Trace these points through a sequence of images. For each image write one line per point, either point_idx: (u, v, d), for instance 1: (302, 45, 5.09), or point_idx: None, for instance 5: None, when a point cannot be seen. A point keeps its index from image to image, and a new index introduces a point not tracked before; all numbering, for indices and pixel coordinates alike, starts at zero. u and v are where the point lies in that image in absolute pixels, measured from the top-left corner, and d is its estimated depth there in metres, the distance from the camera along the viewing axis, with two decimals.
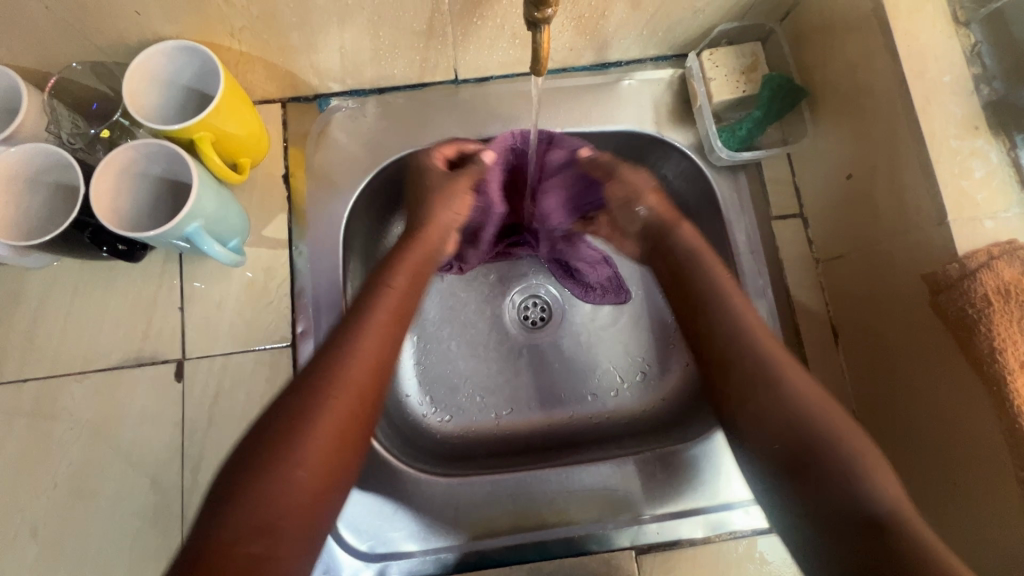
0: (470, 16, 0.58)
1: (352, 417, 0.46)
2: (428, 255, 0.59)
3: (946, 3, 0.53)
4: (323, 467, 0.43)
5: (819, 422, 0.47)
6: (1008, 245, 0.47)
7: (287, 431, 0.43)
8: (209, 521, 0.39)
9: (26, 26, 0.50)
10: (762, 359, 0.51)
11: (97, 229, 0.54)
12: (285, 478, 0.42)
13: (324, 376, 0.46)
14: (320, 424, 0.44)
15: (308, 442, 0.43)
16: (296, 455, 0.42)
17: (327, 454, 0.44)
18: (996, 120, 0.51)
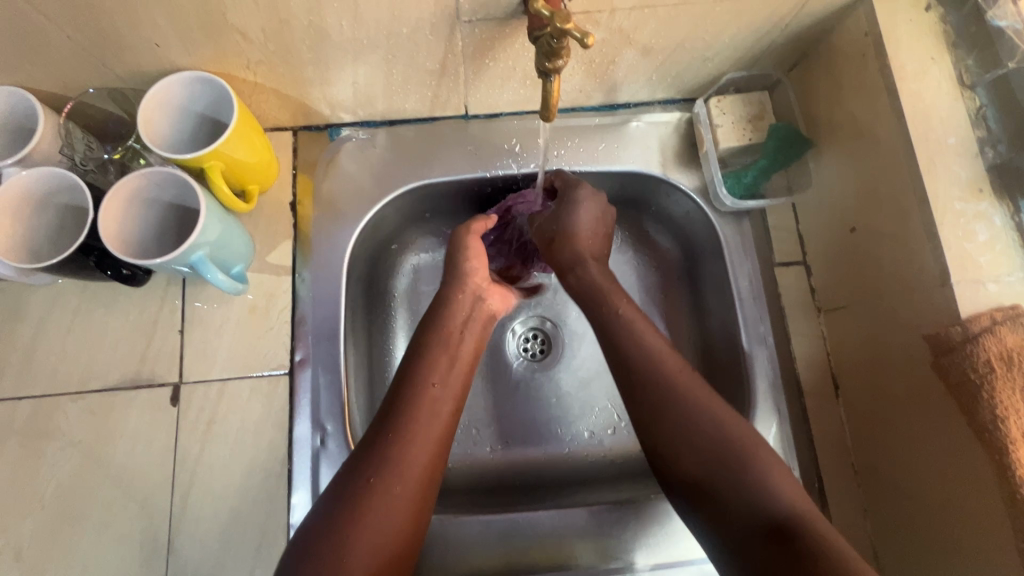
0: (482, 57, 0.59)
1: (399, 512, 0.47)
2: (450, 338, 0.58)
3: (951, 65, 0.54)
4: (375, 563, 0.45)
5: (714, 434, 0.49)
6: (1011, 310, 0.47)
7: (336, 550, 0.44)
8: None
9: (48, 53, 0.51)
10: (660, 370, 0.53)
11: (102, 253, 0.54)
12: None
13: (364, 472, 0.48)
14: (365, 546, 0.45)
15: (355, 541, 0.45)
16: (347, 555, 0.44)
17: (377, 550, 0.45)
18: (1000, 183, 0.52)
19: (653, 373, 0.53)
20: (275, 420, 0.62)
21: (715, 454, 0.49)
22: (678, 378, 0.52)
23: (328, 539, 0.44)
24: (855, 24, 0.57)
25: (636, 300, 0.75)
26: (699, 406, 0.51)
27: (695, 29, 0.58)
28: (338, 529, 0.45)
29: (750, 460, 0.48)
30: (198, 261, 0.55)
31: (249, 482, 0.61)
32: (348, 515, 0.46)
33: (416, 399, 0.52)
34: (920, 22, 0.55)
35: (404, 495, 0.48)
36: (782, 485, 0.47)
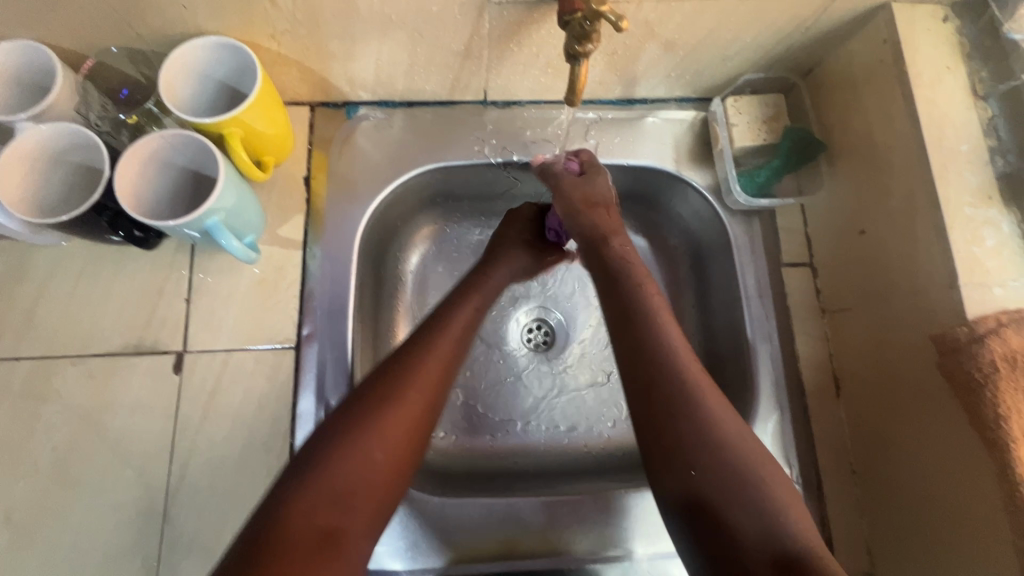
0: (507, 42, 0.60)
1: (427, 405, 0.49)
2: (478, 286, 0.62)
3: (965, 76, 0.56)
4: (392, 447, 0.46)
5: (741, 452, 0.45)
6: (1017, 314, 0.48)
7: (362, 427, 0.45)
8: (288, 488, 0.42)
9: (72, 9, 0.51)
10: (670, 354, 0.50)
11: (114, 214, 0.54)
12: (369, 453, 0.44)
13: (390, 373, 0.49)
14: (387, 428, 0.46)
15: (380, 423, 0.46)
16: (370, 435, 0.45)
17: (399, 437, 0.46)
18: (1010, 193, 0.53)
19: (683, 416, 0.47)
20: (279, 393, 0.62)
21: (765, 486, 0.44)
22: (758, 460, 0.45)
23: (353, 418, 0.46)
24: (873, 33, 0.59)
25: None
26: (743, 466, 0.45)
27: (720, 26, 0.58)
28: (335, 466, 0.43)
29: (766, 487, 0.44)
30: (213, 226, 0.55)
31: (249, 453, 0.60)
32: (364, 427, 0.45)
33: (430, 352, 0.52)
34: (936, 32, 0.56)
35: (402, 447, 0.46)
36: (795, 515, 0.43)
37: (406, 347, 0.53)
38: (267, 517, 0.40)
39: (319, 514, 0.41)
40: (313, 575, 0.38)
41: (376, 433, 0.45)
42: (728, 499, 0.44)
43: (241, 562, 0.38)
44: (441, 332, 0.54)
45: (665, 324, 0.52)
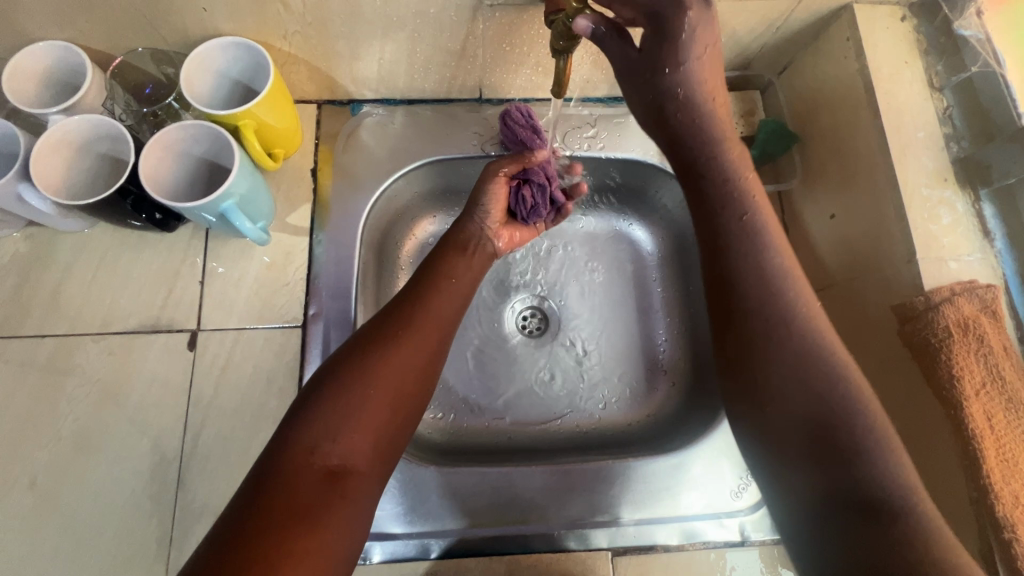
0: (500, 42, 0.65)
1: (425, 355, 0.52)
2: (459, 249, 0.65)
3: (922, 70, 0.60)
4: (390, 391, 0.49)
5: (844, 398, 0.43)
6: (969, 284, 0.52)
7: (360, 372, 0.48)
8: (293, 427, 0.46)
9: (104, 11, 0.56)
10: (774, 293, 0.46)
11: (138, 198, 0.60)
12: (367, 396, 0.48)
13: (390, 326, 0.53)
14: (384, 373, 0.49)
15: (377, 368, 0.49)
16: (367, 379, 0.48)
17: (397, 382, 0.49)
18: (965, 176, 0.57)
19: (773, 321, 0.45)
20: (287, 369, 0.66)
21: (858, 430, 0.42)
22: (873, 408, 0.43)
23: (352, 365, 0.49)
24: (838, 31, 0.63)
25: (627, 294, 0.82)
26: (828, 363, 0.44)
27: None
28: (335, 408, 0.46)
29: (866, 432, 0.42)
30: (228, 209, 0.59)
31: (258, 424, 0.64)
32: (362, 373, 0.48)
33: (422, 310, 0.55)
34: (894, 31, 0.61)
35: (398, 395, 0.49)
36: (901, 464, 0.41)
37: (405, 302, 0.56)
38: (277, 453, 0.44)
39: (321, 450, 0.44)
40: (318, 508, 0.42)
41: (373, 377, 0.48)
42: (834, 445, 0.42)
43: (253, 498, 0.41)
44: (438, 292, 0.58)
45: (762, 236, 0.47)
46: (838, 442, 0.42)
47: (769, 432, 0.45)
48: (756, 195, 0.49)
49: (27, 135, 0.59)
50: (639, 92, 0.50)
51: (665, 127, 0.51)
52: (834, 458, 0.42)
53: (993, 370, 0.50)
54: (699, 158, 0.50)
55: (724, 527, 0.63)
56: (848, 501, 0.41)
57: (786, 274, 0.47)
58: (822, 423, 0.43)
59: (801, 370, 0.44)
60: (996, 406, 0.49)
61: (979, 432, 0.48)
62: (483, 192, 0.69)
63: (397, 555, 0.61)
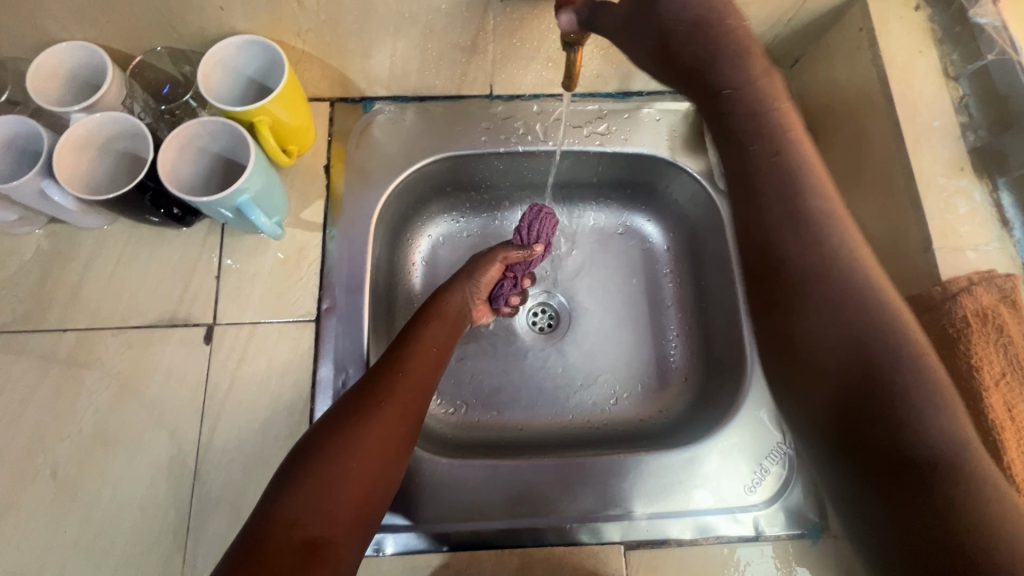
0: (511, 37, 0.65)
1: (402, 419, 0.53)
2: (441, 322, 0.64)
3: (937, 59, 0.60)
4: (370, 458, 0.49)
5: (887, 342, 0.42)
6: (987, 273, 0.51)
7: (341, 441, 0.48)
8: (274, 500, 0.45)
9: (124, 11, 0.57)
10: (824, 245, 0.45)
11: (156, 193, 0.61)
12: (348, 466, 0.47)
13: (367, 391, 0.53)
14: (362, 442, 0.49)
15: (356, 438, 0.49)
16: (347, 449, 0.48)
17: (376, 449, 0.49)
18: (982, 164, 0.57)
19: (820, 274, 0.45)
20: (301, 362, 0.66)
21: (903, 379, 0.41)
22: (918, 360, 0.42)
23: (332, 435, 0.49)
24: (851, 21, 0.63)
25: (635, 291, 0.82)
26: (876, 318, 0.43)
27: None
28: (317, 479, 0.46)
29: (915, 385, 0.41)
30: (244, 204, 0.60)
31: (273, 416, 0.64)
32: (343, 442, 0.48)
33: (400, 374, 0.55)
34: (908, 21, 0.61)
35: (377, 464, 0.49)
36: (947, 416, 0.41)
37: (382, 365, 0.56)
38: (258, 525, 0.44)
39: (303, 523, 0.44)
40: None
41: (352, 447, 0.48)
42: (881, 402, 0.41)
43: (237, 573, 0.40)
44: (415, 352, 0.59)
45: (800, 180, 0.47)
46: (873, 387, 0.42)
47: (801, 386, 0.46)
48: (793, 131, 0.47)
49: (49, 133, 0.60)
50: (638, 35, 0.46)
51: (668, 61, 0.48)
52: (862, 416, 0.42)
53: (1013, 360, 0.49)
54: (725, 91, 0.47)
55: (739, 522, 0.63)
56: (897, 463, 0.41)
57: (835, 225, 0.46)
58: (869, 385, 0.42)
59: (847, 324, 0.44)
60: (1016, 398, 0.48)
61: (999, 423, 0.47)
62: (478, 269, 0.70)
63: (409, 547, 0.61)
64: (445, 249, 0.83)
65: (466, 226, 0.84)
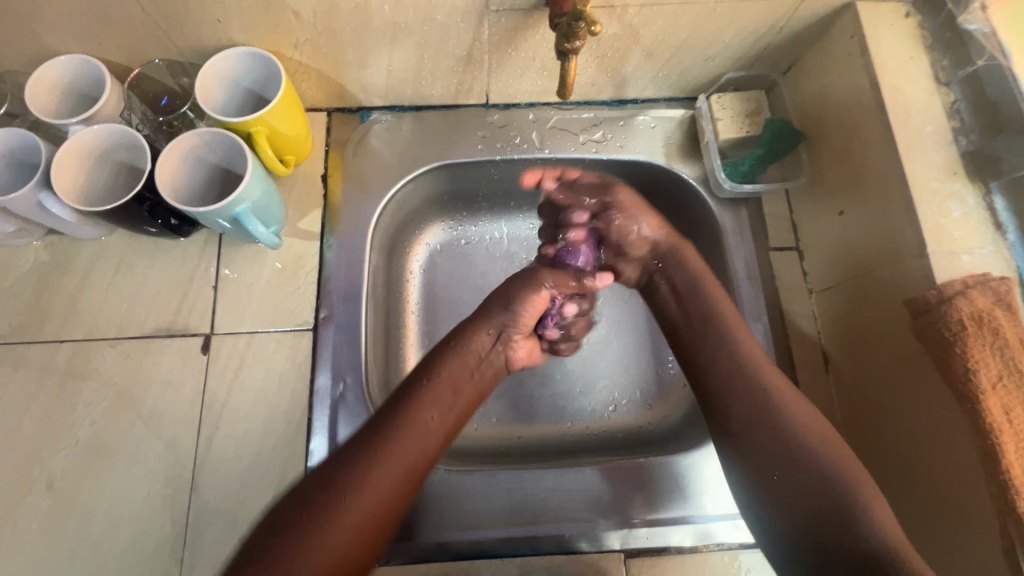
0: (506, 46, 0.66)
1: (381, 510, 0.48)
2: (449, 386, 0.56)
3: (928, 65, 0.60)
4: (333, 556, 0.45)
5: (824, 460, 0.50)
6: (982, 277, 0.52)
7: (310, 523, 0.45)
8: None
9: (122, 24, 0.58)
10: (747, 364, 0.56)
11: (153, 204, 0.61)
12: (308, 557, 0.43)
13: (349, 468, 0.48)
14: (331, 527, 0.45)
15: (326, 528, 0.45)
16: (316, 538, 0.44)
17: (338, 545, 0.45)
18: (975, 168, 0.57)
19: (754, 392, 0.54)
20: (299, 372, 0.66)
21: (834, 476, 0.49)
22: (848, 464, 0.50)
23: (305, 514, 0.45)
24: (842, 28, 0.64)
25: None
26: (801, 435, 0.51)
27: (698, 28, 0.64)
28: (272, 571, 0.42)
29: (850, 488, 0.48)
30: (241, 214, 0.61)
31: (271, 426, 0.64)
32: (311, 522, 0.45)
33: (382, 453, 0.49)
34: (899, 27, 0.61)
35: (347, 544, 0.45)
36: (880, 518, 0.47)
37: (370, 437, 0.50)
38: None
39: None
40: None
41: (321, 533, 0.44)
42: (821, 498, 0.49)
43: None
44: (410, 429, 0.52)
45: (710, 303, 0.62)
46: (827, 495, 0.48)
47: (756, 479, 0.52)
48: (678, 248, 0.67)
49: (48, 145, 0.61)
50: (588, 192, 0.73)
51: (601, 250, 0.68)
52: (817, 512, 0.49)
53: (1010, 363, 0.48)
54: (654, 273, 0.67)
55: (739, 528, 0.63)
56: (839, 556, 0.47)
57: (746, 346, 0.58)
58: (818, 487, 0.49)
59: (790, 434, 0.52)
60: (1013, 401, 0.48)
61: (996, 426, 0.47)
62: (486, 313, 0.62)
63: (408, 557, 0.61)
64: (444, 259, 0.83)
65: (463, 236, 0.84)
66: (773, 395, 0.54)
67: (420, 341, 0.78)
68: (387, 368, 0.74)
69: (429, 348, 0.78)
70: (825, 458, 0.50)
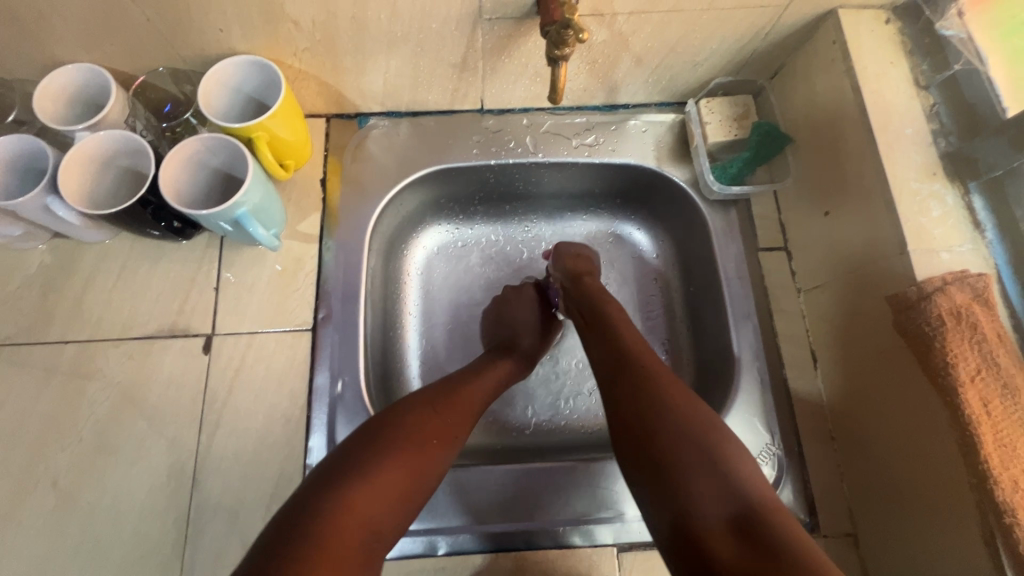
0: (500, 53, 0.68)
1: (430, 459, 0.51)
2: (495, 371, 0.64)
3: (908, 69, 0.62)
4: (393, 487, 0.47)
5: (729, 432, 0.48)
6: (961, 273, 0.53)
7: (377, 449, 0.49)
8: (312, 496, 0.45)
9: (128, 34, 0.60)
10: (622, 345, 0.57)
11: (158, 207, 0.63)
12: (374, 480, 0.46)
13: (409, 415, 0.53)
14: (392, 459, 0.48)
15: (388, 458, 0.48)
16: (379, 463, 0.48)
17: (396, 477, 0.48)
18: (954, 169, 0.59)
19: (640, 365, 0.53)
20: (298, 371, 0.68)
21: (714, 437, 0.47)
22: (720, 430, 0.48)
23: (371, 442, 0.49)
24: (825, 34, 0.66)
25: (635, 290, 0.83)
26: (682, 400, 0.50)
27: (685, 35, 0.66)
28: (346, 487, 0.45)
29: (727, 450, 0.46)
30: (242, 216, 0.62)
31: (271, 424, 0.66)
32: (377, 449, 0.49)
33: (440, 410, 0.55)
34: (880, 33, 0.63)
35: (401, 482, 0.48)
36: (753, 481, 0.45)
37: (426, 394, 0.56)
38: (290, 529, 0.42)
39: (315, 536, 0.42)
40: None
41: (386, 459, 0.48)
42: (684, 456, 0.46)
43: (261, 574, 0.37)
44: (461, 397, 0.58)
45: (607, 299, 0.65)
46: (709, 450, 0.46)
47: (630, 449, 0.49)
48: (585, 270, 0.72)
49: (54, 150, 0.62)
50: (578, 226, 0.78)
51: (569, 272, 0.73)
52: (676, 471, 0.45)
53: (988, 357, 0.50)
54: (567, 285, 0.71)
55: None
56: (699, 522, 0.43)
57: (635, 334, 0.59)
58: (700, 444, 0.46)
59: (690, 401, 0.50)
60: (992, 394, 0.49)
61: (974, 418, 0.49)
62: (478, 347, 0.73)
63: (405, 553, 0.62)
64: (441, 262, 0.84)
65: (459, 239, 0.86)
66: (652, 365, 0.54)
67: (417, 342, 0.80)
68: (384, 368, 0.75)
69: (427, 348, 0.80)
70: (705, 421, 0.48)
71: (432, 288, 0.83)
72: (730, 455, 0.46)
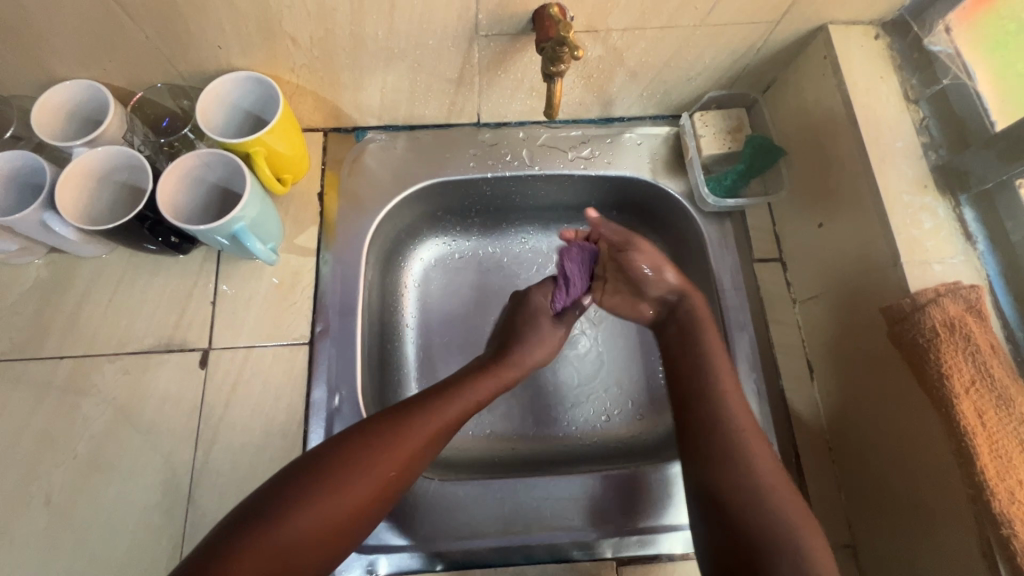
0: (496, 69, 0.69)
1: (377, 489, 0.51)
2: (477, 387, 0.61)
3: (897, 84, 0.64)
4: (330, 521, 0.48)
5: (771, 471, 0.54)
6: (953, 285, 0.54)
7: (321, 479, 0.49)
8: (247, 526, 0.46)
9: (127, 51, 0.60)
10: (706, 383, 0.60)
11: (155, 222, 0.63)
12: (309, 513, 0.47)
13: (366, 440, 0.52)
14: (330, 491, 0.49)
15: (328, 490, 0.48)
16: (318, 496, 0.48)
17: (335, 510, 0.48)
18: (944, 182, 0.60)
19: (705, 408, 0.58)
20: (295, 385, 0.68)
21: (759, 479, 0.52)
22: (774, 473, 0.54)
23: (316, 472, 0.49)
24: (816, 49, 0.67)
25: None
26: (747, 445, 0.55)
27: (678, 51, 0.67)
28: (278, 520, 0.46)
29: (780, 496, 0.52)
30: (240, 231, 0.63)
31: (268, 439, 0.65)
32: (319, 478, 0.49)
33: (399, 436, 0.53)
34: (869, 48, 0.65)
35: (341, 514, 0.48)
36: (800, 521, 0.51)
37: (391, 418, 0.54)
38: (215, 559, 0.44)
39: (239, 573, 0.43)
40: None
41: (326, 491, 0.48)
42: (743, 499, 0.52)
43: None
44: (428, 420, 0.55)
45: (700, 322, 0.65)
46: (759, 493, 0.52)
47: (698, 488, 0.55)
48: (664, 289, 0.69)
49: (52, 166, 0.63)
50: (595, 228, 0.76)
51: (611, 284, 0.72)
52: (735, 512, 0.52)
53: (982, 368, 0.50)
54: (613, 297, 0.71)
55: None
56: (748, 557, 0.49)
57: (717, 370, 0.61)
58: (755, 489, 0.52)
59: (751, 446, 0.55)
60: (986, 404, 0.50)
61: (971, 429, 0.49)
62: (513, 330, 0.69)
63: (403, 568, 0.62)
64: (439, 274, 0.84)
65: (456, 251, 0.86)
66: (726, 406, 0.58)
67: (415, 354, 0.80)
68: (382, 382, 0.75)
69: (424, 361, 0.80)
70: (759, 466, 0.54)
71: (430, 300, 0.83)
72: (774, 498, 0.52)
